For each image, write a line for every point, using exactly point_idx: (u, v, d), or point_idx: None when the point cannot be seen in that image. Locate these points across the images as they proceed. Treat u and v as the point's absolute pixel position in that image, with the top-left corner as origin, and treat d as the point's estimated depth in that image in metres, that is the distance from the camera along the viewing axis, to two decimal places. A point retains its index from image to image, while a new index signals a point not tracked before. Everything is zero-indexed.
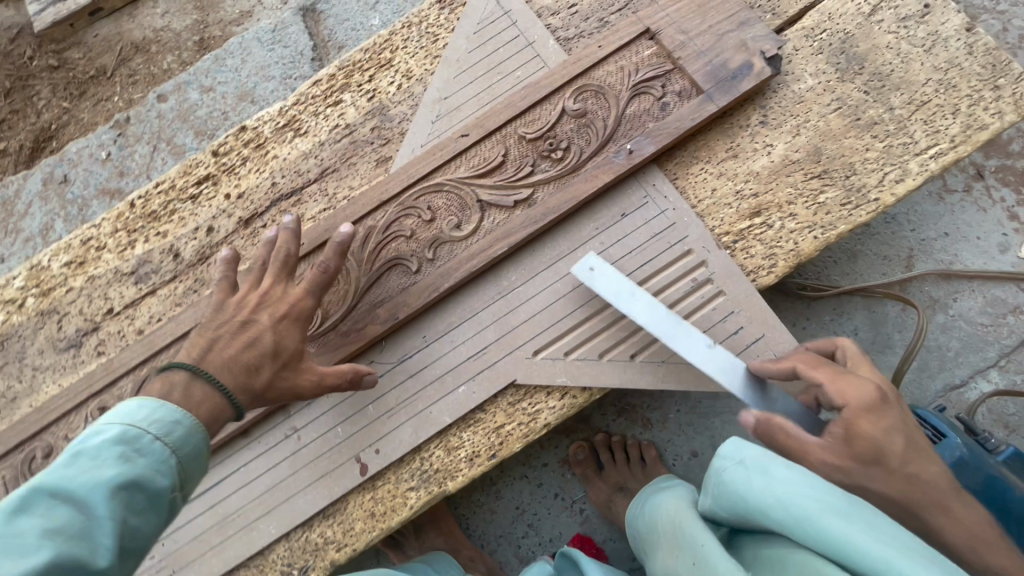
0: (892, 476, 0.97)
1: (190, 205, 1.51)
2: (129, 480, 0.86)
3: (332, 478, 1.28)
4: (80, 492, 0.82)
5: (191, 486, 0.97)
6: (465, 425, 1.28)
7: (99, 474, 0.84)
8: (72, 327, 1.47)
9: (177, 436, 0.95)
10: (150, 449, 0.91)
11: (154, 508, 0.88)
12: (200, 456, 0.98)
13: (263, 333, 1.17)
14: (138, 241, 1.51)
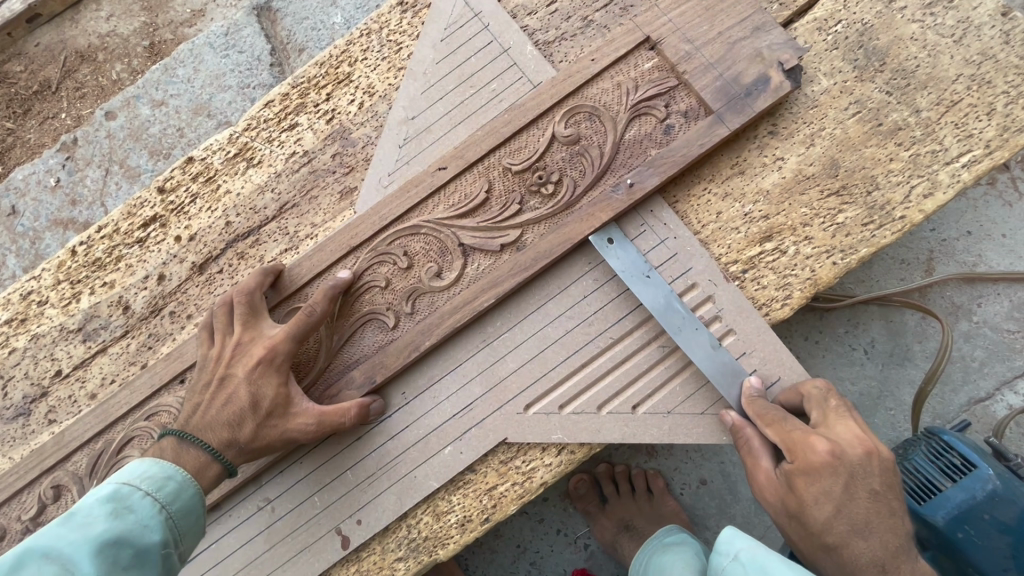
0: (811, 534, 0.94)
1: (138, 251, 1.36)
2: (120, 533, 0.89)
3: (311, 553, 1.16)
4: (69, 546, 0.84)
5: (182, 542, 0.98)
6: (454, 488, 1.17)
7: (92, 527, 0.87)
8: (19, 393, 1.34)
9: (170, 490, 0.99)
10: (143, 504, 0.95)
11: (144, 561, 0.89)
12: (190, 510, 1.01)
13: (239, 388, 1.10)
14: (83, 293, 1.36)
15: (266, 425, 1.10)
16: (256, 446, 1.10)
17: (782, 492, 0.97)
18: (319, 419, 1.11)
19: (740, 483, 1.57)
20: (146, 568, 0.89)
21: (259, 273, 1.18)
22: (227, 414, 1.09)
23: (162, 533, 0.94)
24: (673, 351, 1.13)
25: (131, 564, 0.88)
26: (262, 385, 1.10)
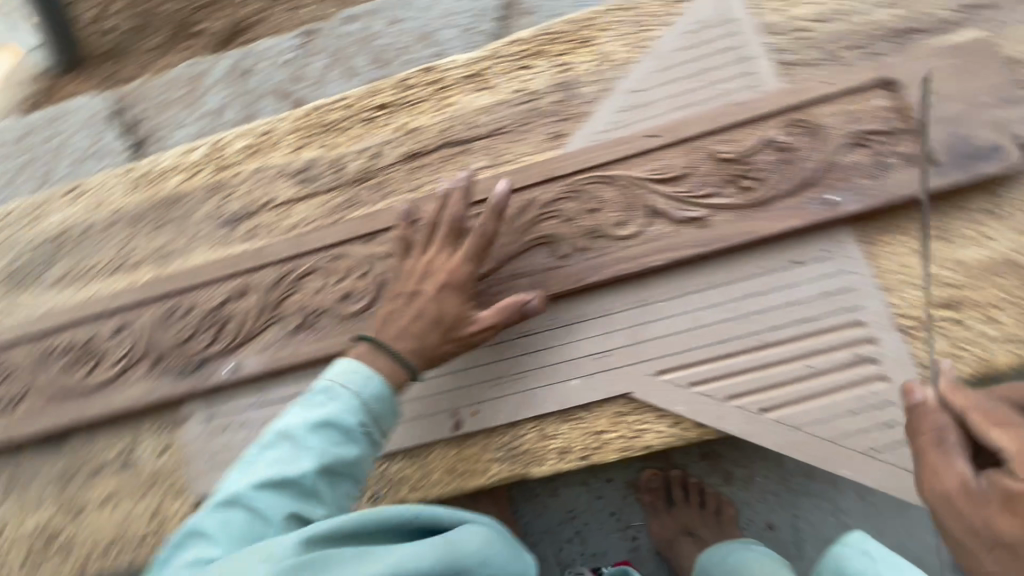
0: (976, 529, 0.89)
1: (366, 126, 1.56)
2: (327, 419, 1.10)
3: (424, 424, 1.29)
4: (296, 428, 1.10)
5: (378, 423, 1.16)
6: (566, 419, 1.26)
7: (315, 411, 1.12)
8: (235, 207, 1.57)
9: (354, 380, 1.15)
10: (349, 387, 1.14)
11: (348, 441, 1.11)
12: (382, 398, 1.16)
13: (427, 305, 1.22)
14: (311, 145, 1.58)
15: (444, 334, 1.22)
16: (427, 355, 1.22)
17: (955, 490, 0.93)
18: (482, 320, 1.22)
19: (807, 541, 1.57)
20: (350, 443, 1.11)
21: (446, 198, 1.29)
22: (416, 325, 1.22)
23: (355, 417, 1.12)
24: (823, 374, 1.17)
25: (338, 442, 1.09)
26: (440, 298, 1.23)
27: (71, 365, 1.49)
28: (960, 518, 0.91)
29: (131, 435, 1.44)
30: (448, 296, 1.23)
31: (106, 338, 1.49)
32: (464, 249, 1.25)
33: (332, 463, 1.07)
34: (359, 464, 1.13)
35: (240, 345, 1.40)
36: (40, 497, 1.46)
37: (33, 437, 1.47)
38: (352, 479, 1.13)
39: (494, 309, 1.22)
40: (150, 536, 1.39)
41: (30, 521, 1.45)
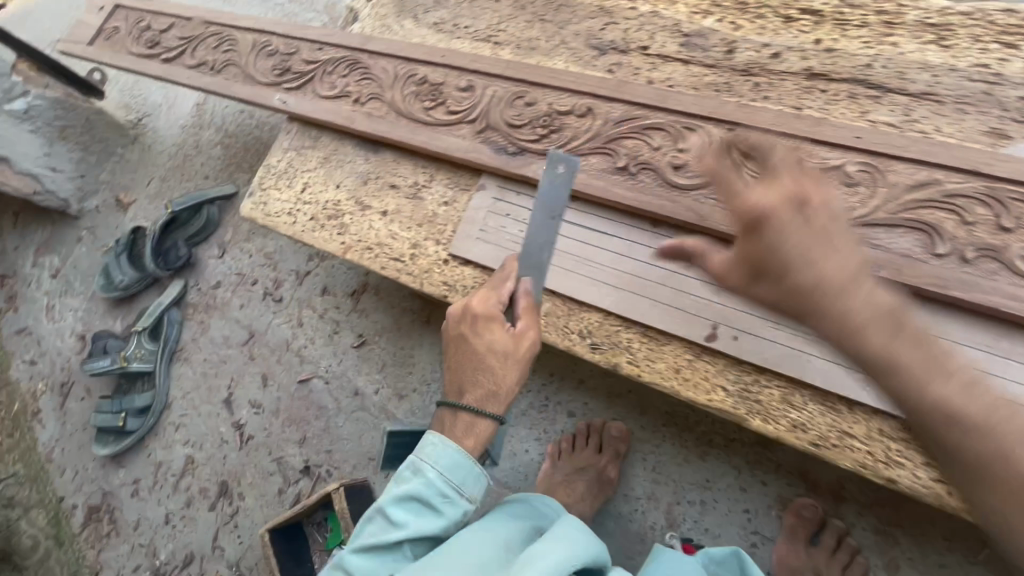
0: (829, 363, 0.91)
1: (780, 23, 1.44)
2: (421, 482, 1.16)
3: (681, 316, 1.28)
4: (395, 507, 1.15)
5: (464, 494, 1.17)
6: (822, 402, 1.17)
7: (407, 484, 1.17)
8: (610, 37, 1.57)
9: (432, 459, 1.16)
10: (425, 471, 1.16)
11: (433, 508, 1.15)
12: (458, 471, 1.16)
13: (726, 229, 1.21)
14: (713, 15, 1.50)
15: (497, 323, 1.23)
16: (457, 372, 1.25)
17: None
18: (515, 355, 1.21)
19: None
20: (438, 511, 1.15)
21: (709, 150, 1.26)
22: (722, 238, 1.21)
23: (444, 470, 1.16)
24: None
25: (423, 515, 1.15)
26: (478, 344, 1.21)
27: (416, 94, 1.66)
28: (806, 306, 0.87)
29: (431, 175, 1.62)
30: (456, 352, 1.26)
31: (453, 88, 1.61)
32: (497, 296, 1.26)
33: (419, 536, 1.13)
34: (445, 529, 1.15)
35: (562, 155, 1.44)
36: (340, 181, 1.72)
37: (362, 134, 1.71)
38: (439, 536, 1.16)
39: (524, 344, 1.22)
40: (402, 260, 1.57)
41: (326, 193, 1.72)
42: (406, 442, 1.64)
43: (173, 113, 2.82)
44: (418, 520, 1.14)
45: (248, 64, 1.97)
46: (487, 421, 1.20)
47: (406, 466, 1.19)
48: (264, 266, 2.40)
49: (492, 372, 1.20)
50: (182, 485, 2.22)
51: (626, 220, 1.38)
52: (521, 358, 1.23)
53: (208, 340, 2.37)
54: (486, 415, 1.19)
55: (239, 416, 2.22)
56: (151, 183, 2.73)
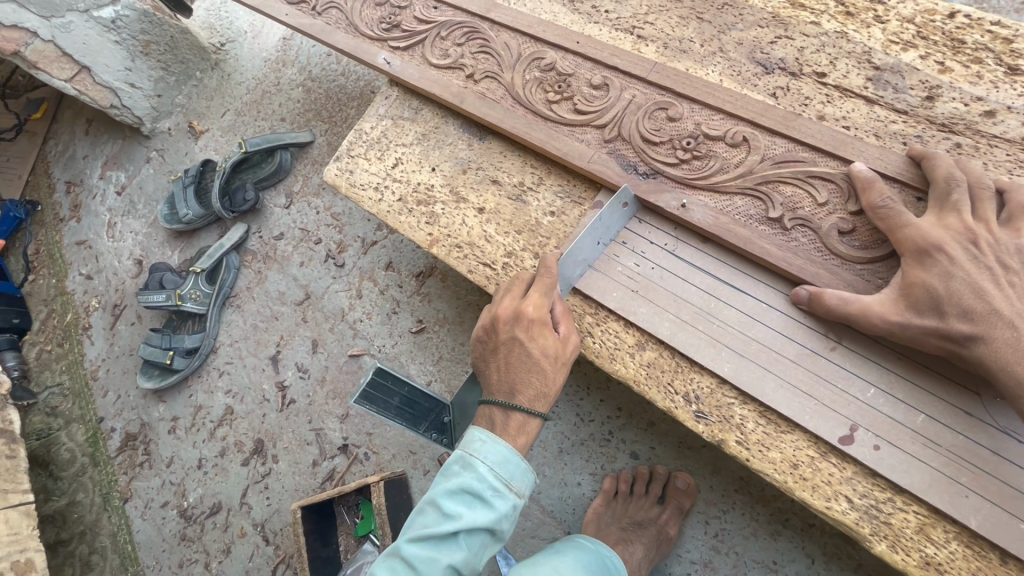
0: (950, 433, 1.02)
1: (1002, 73, 1.19)
2: (471, 474, 1.02)
3: (813, 407, 1.10)
4: (443, 501, 1.01)
5: (514, 488, 1.03)
6: (969, 544, 0.99)
7: (454, 477, 1.03)
8: (780, 53, 1.34)
9: (479, 448, 1.04)
10: (472, 463, 1.03)
11: (483, 501, 1.01)
12: (508, 463, 1.03)
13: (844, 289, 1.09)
14: (916, 49, 1.25)
15: (548, 325, 1.16)
16: (505, 373, 1.13)
17: None
18: (565, 360, 1.15)
19: None
20: (490, 503, 1.00)
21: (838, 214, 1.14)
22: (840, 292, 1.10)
23: (495, 456, 1.03)
24: None
25: (474, 508, 1.01)
26: (531, 349, 1.12)
27: (539, 82, 1.47)
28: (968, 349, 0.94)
29: (541, 178, 1.46)
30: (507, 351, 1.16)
31: (584, 83, 1.42)
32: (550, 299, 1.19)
33: (471, 530, 0.99)
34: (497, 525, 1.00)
35: (702, 188, 1.25)
36: (437, 164, 1.57)
37: (470, 116, 1.54)
38: (491, 535, 1.01)
39: (570, 349, 1.17)
40: (492, 267, 1.41)
41: (419, 175, 1.57)
42: (388, 389, 1.43)
43: (258, 43, 2.68)
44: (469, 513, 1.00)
45: (353, 11, 1.80)
46: (535, 420, 1.09)
47: (451, 459, 1.07)
48: (330, 225, 2.29)
49: (545, 375, 1.11)
50: (218, 433, 2.19)
51: (764, 279, 1.19)
52: (567, 361, 1.16)
53: (263, 293, 2.30)
54: (536, 414, 1.09)
55: (284, 376, 2.16)
56: (226, 114, 2.62)
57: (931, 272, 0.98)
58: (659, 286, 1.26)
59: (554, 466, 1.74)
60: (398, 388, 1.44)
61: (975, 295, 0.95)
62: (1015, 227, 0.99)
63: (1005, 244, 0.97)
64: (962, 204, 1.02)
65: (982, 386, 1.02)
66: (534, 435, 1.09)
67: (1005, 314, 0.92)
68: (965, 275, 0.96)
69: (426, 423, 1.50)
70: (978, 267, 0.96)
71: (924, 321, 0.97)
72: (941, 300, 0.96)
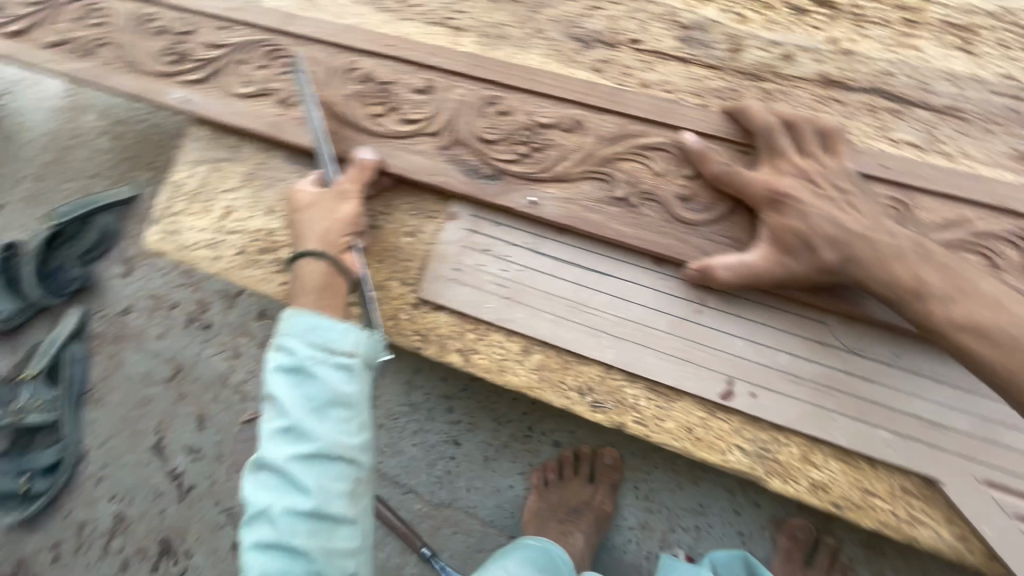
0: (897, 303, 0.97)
1: (790, 16, 1.26)
2: (289, 397, 1.01)
3: (694, 371, 1.13)
4: (274, 453, 0.99)
5: (341, 390, 1.01)
6: (843, 459, 1.08)
7: (273, 418, 1.01)
8: (595, 25, 1.32)
9: (285, 384, 1.02)
10: (289, 395, 1.01)
11: (309, 432, 0.98)
12: (313, 382, 1.01)
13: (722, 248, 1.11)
14: (715, 3, 1.29)
15: None
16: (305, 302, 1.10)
17: None
18: None
19: None
20: (324, 416, 0.99)
21: (682, 177, 1.15)
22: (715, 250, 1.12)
23: (308, 353, 1.04)
24: None
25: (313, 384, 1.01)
26: None
27: (360, 95, 1.34)
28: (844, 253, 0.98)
29: (387, 198, 1.34)
30: (334, 282, 1.17)
31: (407, 88, 1.32)
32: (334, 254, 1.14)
33: (311, 463, 0.97)
34: (338, 440, 0.99)
35: (548, 180, 1.21)
36: (273, 205, 1.41)
37: (294, 145, 1.39)
38: (338, 461, 0.98)
39: None
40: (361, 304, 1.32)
41: (256, 222, 1.41)
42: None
43: (38, 92, 2.26)
44: (305, 443, 0.98)
45: (130, 45, 1.54)
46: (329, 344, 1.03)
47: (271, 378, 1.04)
48: (184, 285, 2.03)
49: None
50: (114, 546, 1.93)
51: (627, 258, 1.19)
52: None
53: (124, 378, 2.02)
54: None
55: (175, 464, 1.94)
56: (21, 183, 2.22)
57: (789, 216, 1.02)
58: (531, 287, 1.22)
59: (484, 476, 1.72)
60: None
61: (821, 221, 1.00)
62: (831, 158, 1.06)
63: (832, 172, 1.04)
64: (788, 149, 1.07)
65: (827, 314, 1.10)
66: None
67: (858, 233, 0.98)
68: (817, 210, 1.00)
69: None
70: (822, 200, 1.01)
71: (803, 260, 1.01)
72: (806, 236, 1.00)
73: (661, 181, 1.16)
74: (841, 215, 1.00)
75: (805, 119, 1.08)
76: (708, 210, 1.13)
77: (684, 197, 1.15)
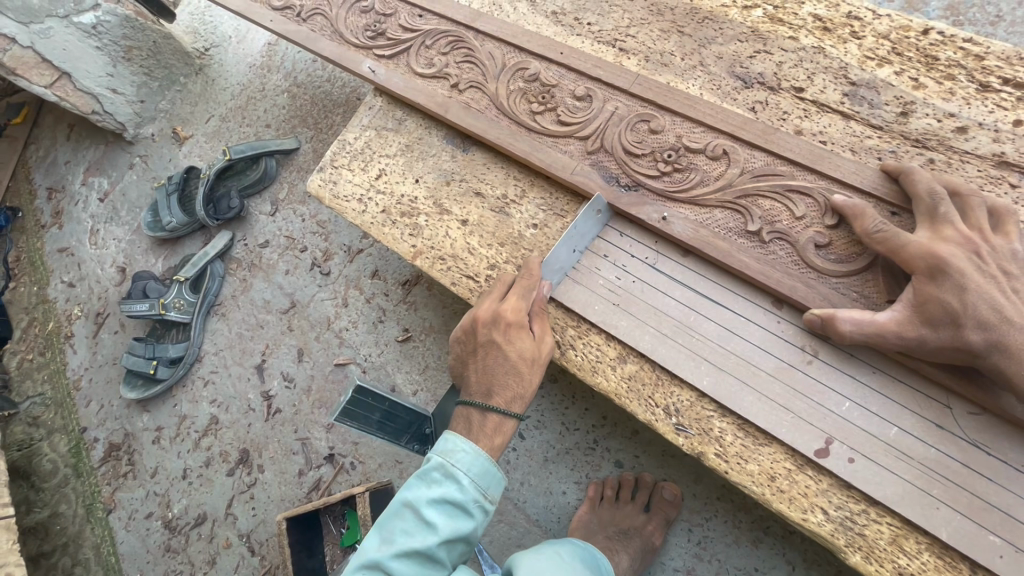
0: None
1: (972, 90, 1.22)
2: None
3: (790, 419, 1.11)
4: None
5: (489, 495, 1.08)
6: (939, 554, 1.01)
7: None
8: (759, 67, 1.35)
9: (463, 460, 1.07)
10: (461, 468, 1.07)
11: (466, 513, 1.05)
12: (487, 472, 1.08)
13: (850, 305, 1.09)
14: (890, 65, 1.28)
15: (516, 322, 1.20)
16: (482, 374, 1.19)
17: None
18: (540, 361, 1.20)
19: None
20: None
21: (821, 226, 1.15)
22: (840, 304, 1.10)
23: None
24: None
25: None
26: (508, 351, 1.18)
27: (523, 92, 1.47)
28: (994, 336, 0.93)
29: (523, 189, 1.46)
30: None
31: (567, 94, 1.43)
32: (527, 302, 1.24)
33: (451, 541, 1.02)
34: None
35: (683, 202, 1.26)
36: (421, 175, 1.57)
37: (453, 126, 1.55)
38: (467, 543, 1.06)
39: (545, 349, 1.22)
40: (476, 279, 1.42)
41: (403, 187, 1.57)
42: (369, 406, 1.46)
43: (242, 48, 2.65)
44: None
45: (338, 18, 1.78)
46: (511, 420, 1.15)
47: None
48: (316, 233, 2.28)
49: (521, 376, 1.17)
50: (203, 443, 2.17)
51: (744, 293, 1.20)
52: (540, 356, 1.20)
53: (248, 301, 2.28)
54: (513, 414, 1.15)
55: (269, 386, 2.15)
56: (210, 120, 2.60)
57: (936, 283, 0.97)
58: (642, 299, 1.26)
59: (540, 475, 1.75)
60: (379, 405, 1.48)
61: (974, 297, 0.94)
62: (1002, 234, 1.00)
63: (997, 249, 0.98)
64: (952, 217, 1.02)
65: (952, 399, 1.04)
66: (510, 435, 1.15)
67: (1011, 319, 0.93)
68: (977, 288, 0.95)
69: (407, 435, 1.58)
70: (985, 279, 0.95)
71: (941, 334, 0.96)
72: (955, 311, 0.95)
73: (798, 225, 1.17)
74: (1002, 300, 0.94)
75: (972, 192, 1.04)
76: (842, 264, 1.12)
77: (819, 245, 1.14)
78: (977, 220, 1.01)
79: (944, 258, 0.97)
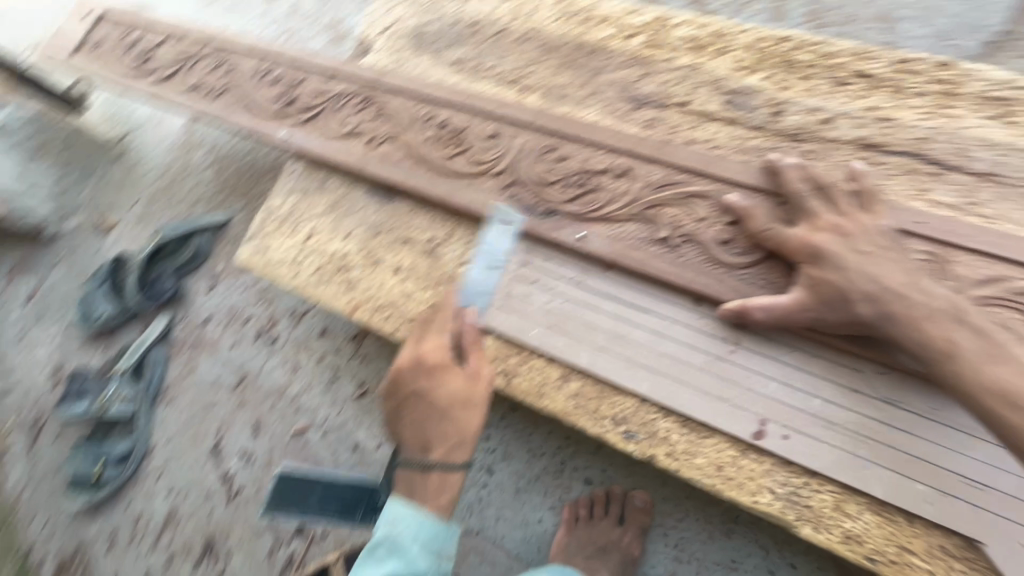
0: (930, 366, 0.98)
1: (830, 86, 1.37)
2: None
3: (725, 408, 1.17)
4: None
5: (443, 554, 1.14)
6: (878, 511, 1.07)
7: None
8: (648, 89, 1.47)
9: (408, 532, 1.12)
10: (409, 538, 1.12)
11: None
12: (435, 535, 1.13)
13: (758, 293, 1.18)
14: (757, 73, 1.43)
15: (441, 367, 1.21)
16: (416, 427, 1.19)
17: None
18: (473, 399, 1.20)
19: None
20: None
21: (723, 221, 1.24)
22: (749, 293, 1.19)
23: None
24: None
25: None
26: (439, 395, 1.19)
27: (435, 139, 1.54)
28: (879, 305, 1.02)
29: (450, 230, 1.50)
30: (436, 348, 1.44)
31: (477, 135, 1.51)
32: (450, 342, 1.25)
33: None
34: None
35: (596, 220, 1.34)
36: (349, 230, 1.59)
37: (374, 180, 1.60)
38: None
39: (478, 386, 1.22)
40: (416, 323, 1.45)
41: (333, 244, 1.59)
42: None
43: (161, 130, 2.65)
44: None
45: (250, 91, 1.83)
46: (455, 473, 1.17)
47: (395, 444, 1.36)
48: (258, 301, 2.25)
49: (456, 421, 1.18)
50: (163, 539, 2.05)
51: (667, 297, 1.27)
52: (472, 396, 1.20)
53: (195, 381, 2.21)
54: (454, 469, 1.16)
55: (228, 466, 2.07)
56: (136, 205, 2.56)
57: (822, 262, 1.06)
58: (574, 317, 1.31)
59: (514, 508, 1.74)
60: None
61: (855, 270, 1.04)
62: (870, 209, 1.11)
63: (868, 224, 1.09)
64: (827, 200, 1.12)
65: (862, 363, 1.12)
66: (456, 488, 1.17)
67: (891, 285, 1.02)
68: (856, 263, 1.04)
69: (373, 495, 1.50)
70: (861, 251, 1.06)
71: (834, 309, 1.05)
72: (842, 286, 1.04)
73: (704, 225, 1.25)
74: (880, 268, 1.04)
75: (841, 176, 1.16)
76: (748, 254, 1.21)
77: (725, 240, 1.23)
78: (848, 201, 1.13)
79: (824, 241, 1.08)
